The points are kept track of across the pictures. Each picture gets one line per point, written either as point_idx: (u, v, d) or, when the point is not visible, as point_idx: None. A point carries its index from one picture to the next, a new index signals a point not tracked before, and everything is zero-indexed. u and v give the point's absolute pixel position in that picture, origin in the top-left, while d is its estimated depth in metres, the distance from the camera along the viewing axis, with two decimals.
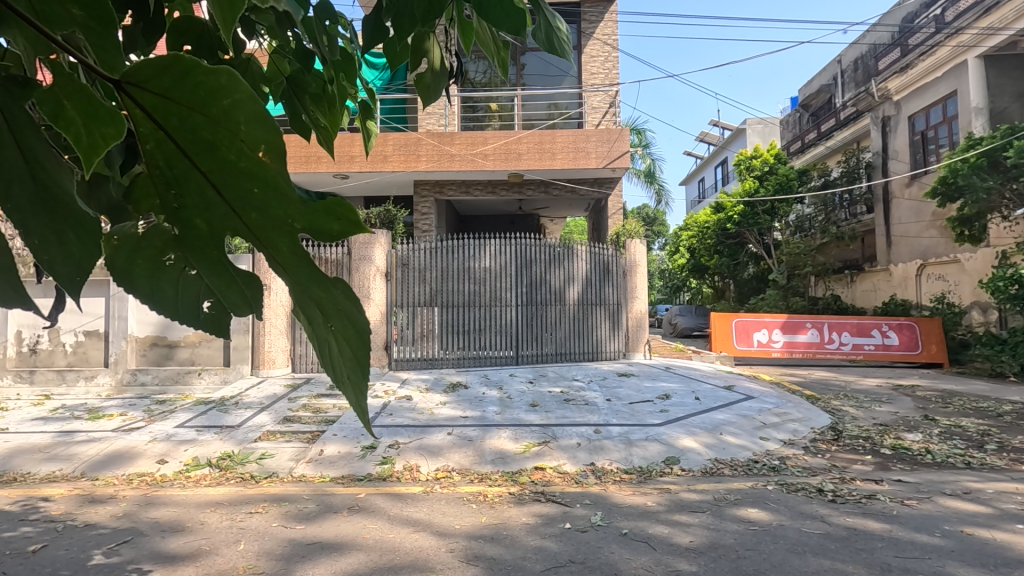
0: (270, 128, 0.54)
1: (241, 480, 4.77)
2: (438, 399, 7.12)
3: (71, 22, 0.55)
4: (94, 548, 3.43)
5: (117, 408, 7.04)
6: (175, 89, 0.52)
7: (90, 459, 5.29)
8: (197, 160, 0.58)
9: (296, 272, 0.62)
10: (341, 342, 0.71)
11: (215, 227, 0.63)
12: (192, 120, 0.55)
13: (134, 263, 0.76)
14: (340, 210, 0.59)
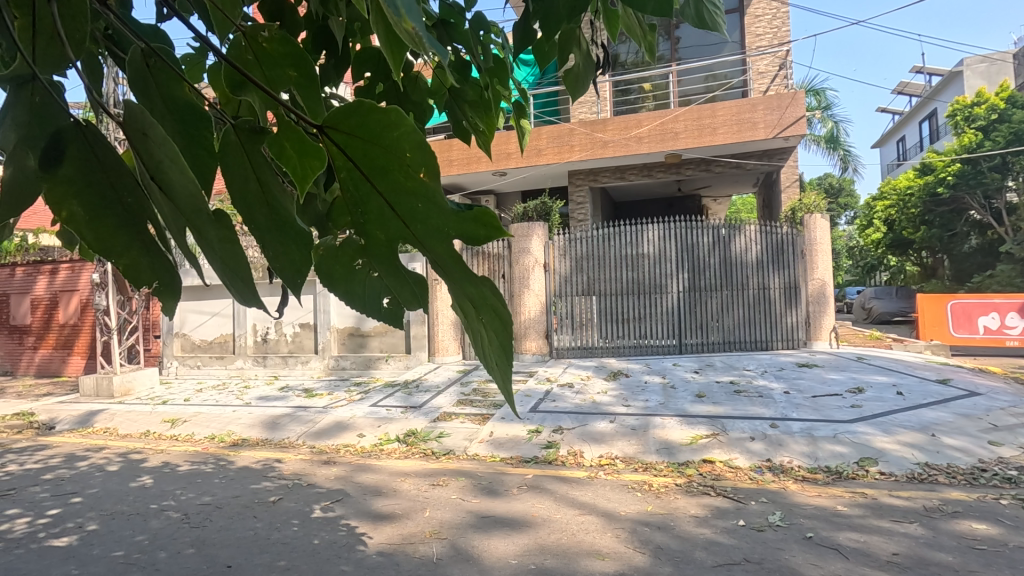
0: (428, 152, 0.62)
1: (424, 454, 5.34)
2: (601, 387, 7.15)
3: (288, 80, 0.80)
4: (315, 504, 4.12)
5: (325, 389, 8.31)
6: (362, 126, 0.62)
7: (311, 429, 6.35)
8: (376, 180, 0.66)
9: (456, 276, 0.68)
10: (492, 333, 0.76)
11: (393, 239, 0.70)
12: (370, 150, 0.64)
13: (333, 269, 0.89)
14: (485, 218, 0.64)
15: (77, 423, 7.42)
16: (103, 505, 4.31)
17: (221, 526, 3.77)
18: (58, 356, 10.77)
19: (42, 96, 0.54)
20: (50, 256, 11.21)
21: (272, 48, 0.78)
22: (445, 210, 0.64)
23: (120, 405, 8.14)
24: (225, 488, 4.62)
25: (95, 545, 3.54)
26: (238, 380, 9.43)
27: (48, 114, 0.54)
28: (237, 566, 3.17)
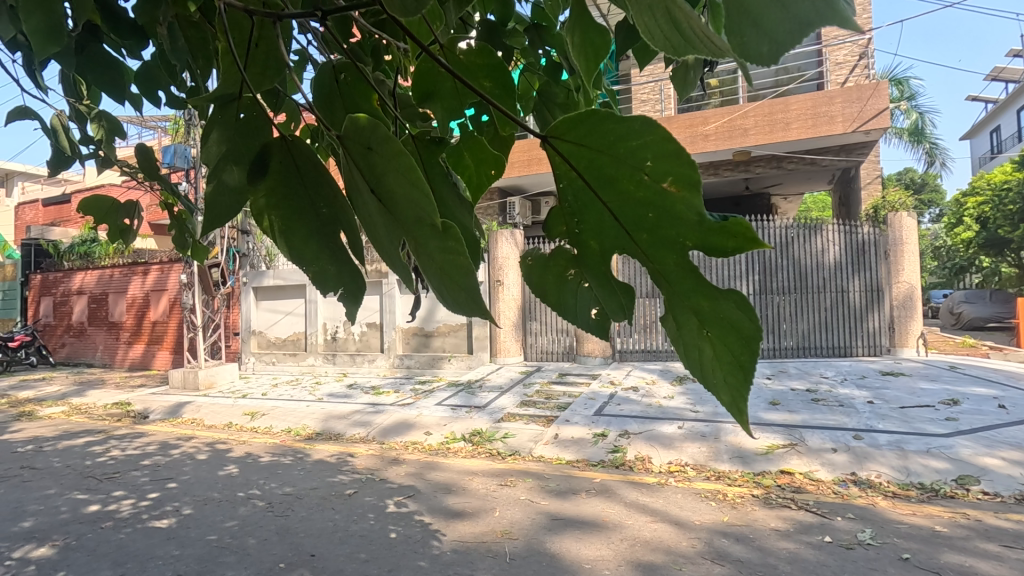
0: (678, 153, 0.44)
1: (490, 454, 5.39)
2: (667, 391, 6.97)
3: (483, 88, 0.95)
4: (388, 499, 4.24)
5: (391, 387, 8.54)
6: (592, 136, 0.48)
7: (380, 426, 6.55)
8: (601, 191, 0.50)
9: (693, 300, 0.47)
10: (719, 348, 0.49)
11: (612, 246, 0.54)
12: (600, 161, 0.49)
13: (546, 278, 0.77)
14: (738, 228, 0.42)
15: (169, 413, 8.00)
16: (195, 491, 4.62)
17: (303, 516, 3.95)
18: (150, 350, 11.65)
19: (247, 110, 0.55)
20: (143, 258, 12.15)
21: (470, 61, 0.92)
22: (685, 215, 0.45)
23: (205, 398, 8.70)
24: (303, 480, 4.83)
25: (191, 528, 3.79)
26: (310, 376, 9.86)
27: (255, 129, 0.55)
28: (319, 556, 3.31)
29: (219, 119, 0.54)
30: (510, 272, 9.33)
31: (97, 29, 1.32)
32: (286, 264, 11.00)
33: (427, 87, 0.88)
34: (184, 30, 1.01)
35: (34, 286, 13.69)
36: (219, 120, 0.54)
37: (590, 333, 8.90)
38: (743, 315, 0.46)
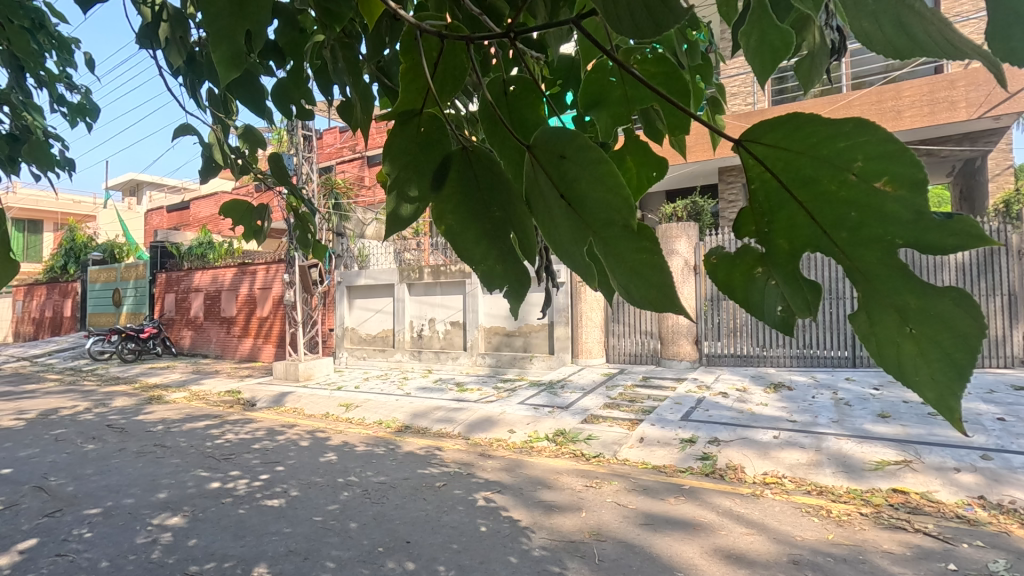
0: (894, 152, 0.43)
1: (574, 455, 5.37)
2: (760, 398, 6.63)
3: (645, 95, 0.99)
4: (476, 493, 4.36)
5: (475, 384, 8.74)
6: (791, 137, 0.46)
7: (464, 422, 6.73)
8: (797, 192, 0.47)
9: (902, 295, 0.44)
10: (931, 355, 0.46)
11: (807, 245, 0.49)
12: (798, 163, 0.47)
13: (732, 276, 0.63)
14: (959, 228, 0.41)
15: (273, 402, 8.66)
16: (300, 475, 4.97)
17: (398, 505, 4.15)
18: (256, 343, 12.67)
19: (424, 125, 0.53)
20: (250, 259, 13.25)
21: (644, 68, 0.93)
22: (897, 214, 0.43)
23: (305, 388, 9.35)
24: (396, 470, 5.07)
25: (299, 509, 4.10)
26: (398, 371, 10.30)
27: (434, 140, 0.52)
28: (414, 542, 3.47)
29: (401, 134, 0.53)
30: None
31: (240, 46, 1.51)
32: (376, 264, 11.59)
33: (594, 95, 0.80)
34: (340, 52, 1.09)
35: (160, 283, 15.31)
36: (403, 136, 0.53)
37: (676, 336, 8.66)
38: (958, 333, 0.44)
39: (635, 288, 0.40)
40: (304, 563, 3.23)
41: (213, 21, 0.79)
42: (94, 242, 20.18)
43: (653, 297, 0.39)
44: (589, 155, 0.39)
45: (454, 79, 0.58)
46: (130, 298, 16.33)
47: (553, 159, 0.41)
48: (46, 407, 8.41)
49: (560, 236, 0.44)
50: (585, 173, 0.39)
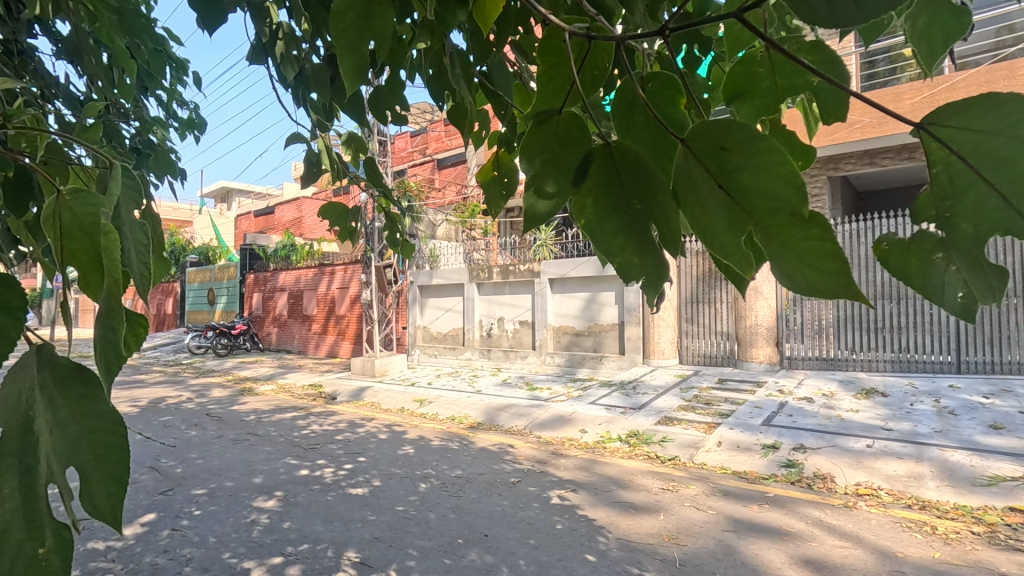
0: None
1: (648, 457, 5.26)
2: (850, 405, 6.21)
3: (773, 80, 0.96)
4: (551, 490, 4.37)
5: (545, 383, 8.76)
6: (985, 118, 0.44)
7: (535, 420, 6.78)
8: (988, 174, 0.45)
9: None
10: None
11: (995, 229, 0.46)
12: (990, 144, 0.45)
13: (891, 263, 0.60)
14: None
15: (352, 396, 9.08)
16: (381, 466, 5.19)
17: (474, 499, 4.24)
18: (335, 340, 13.33)
19: (562, 124, 0.55)
20: (329, 260, 13.95)
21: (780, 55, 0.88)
22: None
23: (381, 383, 9.74)
24: (471, 465, 5.18)
25: (381, 498, 4.28)
26: (468, 368, 10.49)
27: (579, 138, 0.54)
28: (492, 536, 3.53)
29: (538, 133, 0.56)
30: None
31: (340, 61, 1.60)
32: (447, 264, 11.87)
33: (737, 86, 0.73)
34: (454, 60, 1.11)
35: (249, 283, 16.43)
36: (540, 136, 0.56)
37: (755, 337, 8.31)
38: None
39: (805, 278, 0.41)
40: (389, 550, 3.37)
41: (341, 37, 0.78)
42: (191, 245, 21.96)
43: (824, 286, 0.40)
44: (757, 143, 0.40)
45: (593, 79, 0.61)
46: (223, 297, 17.65)
47: (712, 149, 0.43)
48: (155, 396, 9.25)
49: (714, 227, 0.46)
50: (749, 163, 0.41)
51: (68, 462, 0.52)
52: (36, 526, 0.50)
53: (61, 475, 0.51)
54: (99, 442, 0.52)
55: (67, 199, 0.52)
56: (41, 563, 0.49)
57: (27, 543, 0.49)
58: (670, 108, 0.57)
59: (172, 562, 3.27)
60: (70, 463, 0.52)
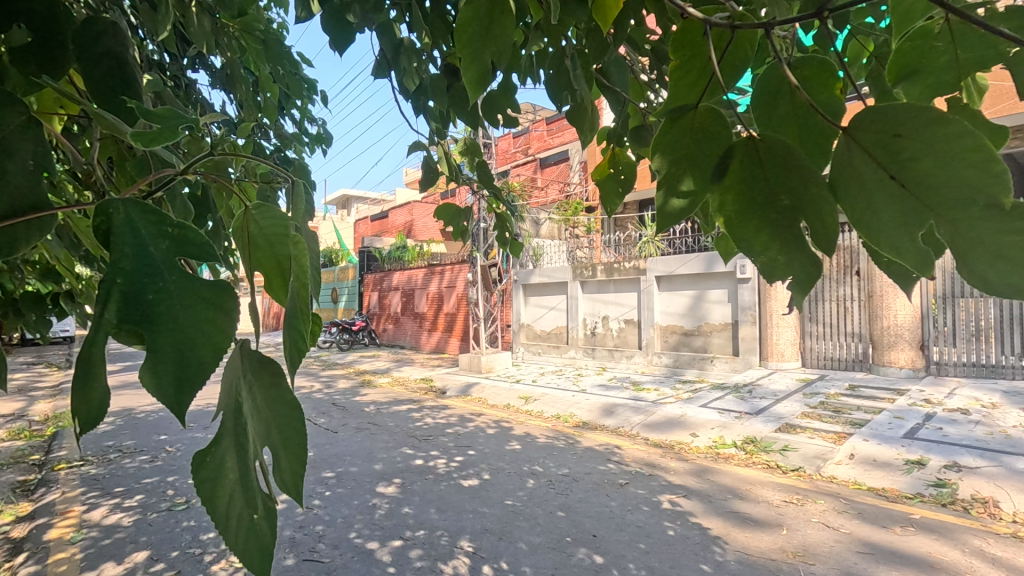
0: None
1: (767, 466, 4.92)
2: (1017, 419, 5.36)
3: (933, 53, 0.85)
4: (661, 495, 4.24)
5: (653, 383, 8.49)
6: None
7: (643, 421, 6.62)
8: None
9: None
10: None
11: None
12: None
13: None
14: None
15: (461, 391, 9.42)
16: (489, 460, 5.34)
17: (581, 498, 4.23)
18: (444, 337, 13.88)
19: (701, 119, 0.53)
20: (438, 260, 14.58)
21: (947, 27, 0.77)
22: None
23: (488, 379, 10.01)
24: (577, 463, 5.16)
25: (491, 491, 4.40)
26: (572, 366, 10.43)
27: (715, 135, 0.52)
28: (601, 537, 3.50)
29: (672, 128, 0.53)
30: None
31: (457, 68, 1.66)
32: (550, 262, 11.91)
33: (905, 65, 0.64)
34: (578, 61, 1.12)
35: (367, 283, 17.63)
36: (674, 131, 0.53)
37: (894, 340, 7.47)
38: None
39: (999, 272, 0.38)
40: (499, 542, 3.46)
41: (466, 49, 0.79)
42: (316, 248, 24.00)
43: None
44: (944, 127, 0.39)
45: (732, 70, 0.58)
46: (345, 296, 19.09)
47: (883, 138, 0.42)
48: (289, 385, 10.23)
49: (881, 220, 0.43)
50: (933, 150, 0.39)
51: (265, 441, 0.59)
52: (251, 495, 0.55)
53: (263, 453, 0.58)
54: (288, 427, 0.59)
55: (252, 212, 0.59)
56: (256, 528, 0.54)
57: (244, 511, 0.54)
58: (824, 96, 0.54)
59: (308, 537, 3.58)
60: (265, 442, 0.59)
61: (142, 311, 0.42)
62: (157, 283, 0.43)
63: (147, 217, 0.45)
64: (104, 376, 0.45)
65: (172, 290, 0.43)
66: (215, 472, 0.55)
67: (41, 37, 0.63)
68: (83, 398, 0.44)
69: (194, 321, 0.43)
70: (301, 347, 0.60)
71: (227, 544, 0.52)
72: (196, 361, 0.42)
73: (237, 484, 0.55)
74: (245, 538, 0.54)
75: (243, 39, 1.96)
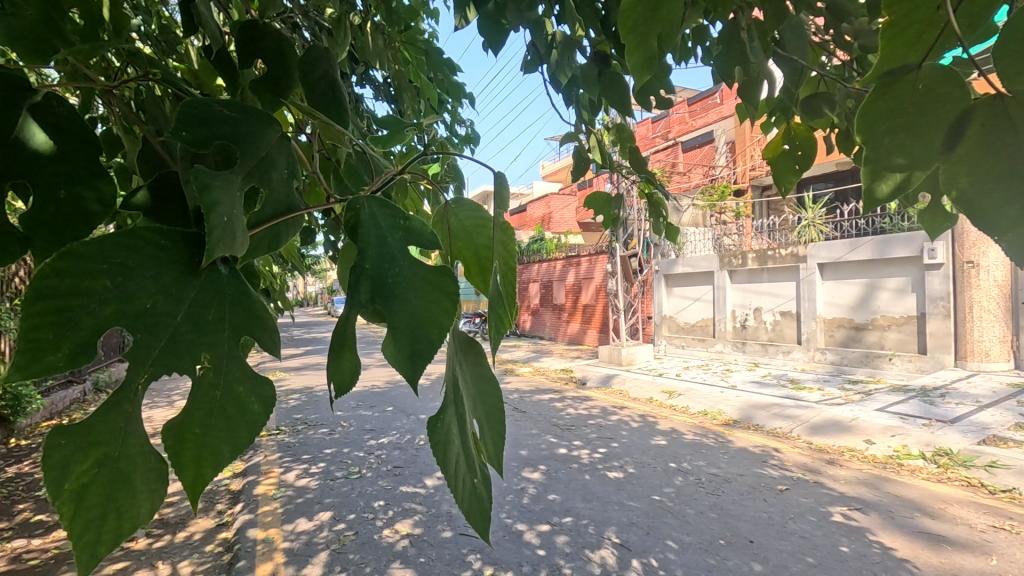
0: None
1: (966, 484, 4.20)
2: None
3: None
4: (830, 506, 3.84)
5: (815, 382, 7.68)
6: None
7: (805, 423, 6.03)
8: None
9: None
10: None
11: None
12: None
13: None
14: None
15: (601, 383, 9.36)
16: (633, 454, 5.24)
17: (735, 500, 3.98)
18: (583, 328, 13.88)
19: (925, 80, 0.45)
20: (576, 251, 14.59)
21: None
22: None
23: (628, 372, 9.83)
24: (730, 464, 4.86)
25: (637, 485, 4.33)
26: (720, 361, 9.82)
27: (943, 99, 0.45)
28: (759, 544, 3.27)
29: (889, 93, 0.46)
30: (989, 250, 7.13)
31: (607, 55, 1.64)
32: (694, 251, 11.31)
33: None
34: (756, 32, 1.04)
35: None
36: (891, 97, 0.46)
37: None
38: None
39: None
40: (647, 538, 3.39)
41: (632, 32, 0.78)
42: None
43: None
44: None
45: (970, 19, 0.49)
46: None
47: None
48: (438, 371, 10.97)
49: None
50: None
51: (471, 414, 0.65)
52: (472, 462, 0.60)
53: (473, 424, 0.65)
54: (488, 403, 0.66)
55: (452, 206, 0.66)
56: (477, 491, 0.60)
57: (466, 475, 0.61)
58: None
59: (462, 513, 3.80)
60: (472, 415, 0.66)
61: (385, 293, 0.48)
62: (395, 269, 0.48)
63: (386, 214, 0.51)
64: (355, 350, 0.52)
65: (408, 274, 0.48)
66: (446, 440, 0.60)
67: (273, 68, 0.73)
68: (340, 368, 0.52)
69: (425, 302, 0.48)
70: (504, 324, 0.65)
71: (458, 501, 0.58)
72: (427, 338, 0.46)
73: (463, 453, 0.61)
74: (469, 499, 0.60)
75: (407, 51, 2.14)
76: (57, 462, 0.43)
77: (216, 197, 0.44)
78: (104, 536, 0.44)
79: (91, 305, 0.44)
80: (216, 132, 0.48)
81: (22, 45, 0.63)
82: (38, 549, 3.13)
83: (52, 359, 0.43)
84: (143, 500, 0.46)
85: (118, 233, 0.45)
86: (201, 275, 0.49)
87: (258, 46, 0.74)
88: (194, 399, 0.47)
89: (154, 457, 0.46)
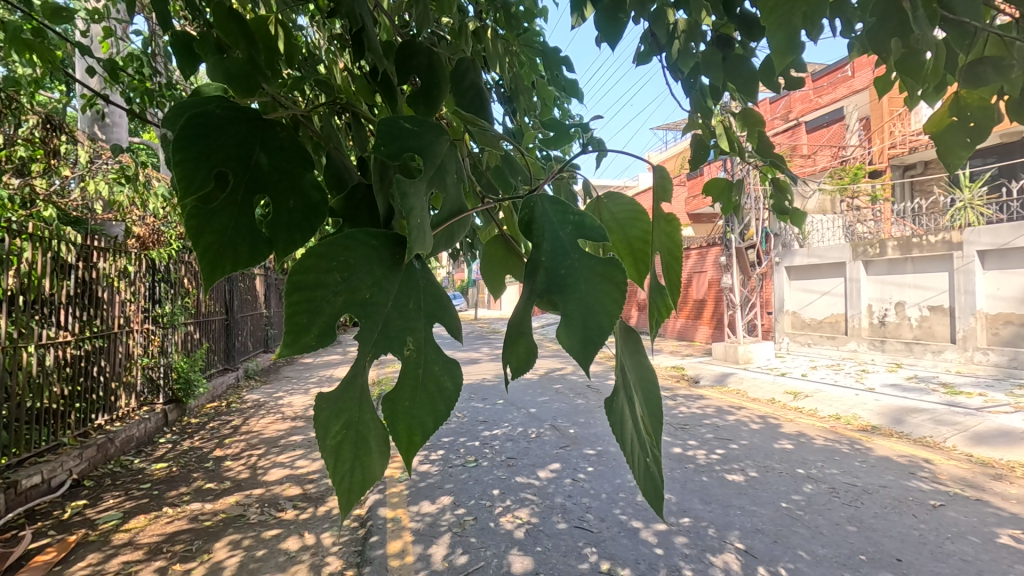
0: None
1: None
2: None
3: None
4: (997, 527, 3.38)
5: (974, 387, 6.74)
6: None
7: (962, 432, 5.32)
8: None
9: None
10: None
11: None
12: None
13: None
14: None
15: (716, 382, 8.91)
16: (755, 457, 4.94)
17: (877, 513, 3.62)
18: (694, 324, 13.29)
19: None
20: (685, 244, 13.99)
21: None
22: None
23: (746, 370, 9.25)
24: (869, 473, 4.42)
25: (761, 490, 4.08)
26: (854, 361, 8.93)
27: None
28: (910, 564, 2.96)
29: None
30: None
31: (730, 38, 1.57)
32: (821, 241, 10.38)
33: None
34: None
35: None
36: None
37: None
38: None
39: None
40: (775, 546, 3.20)
41: (776, 18, 0.75)
42: None
43: None
44: None
45: None
46: None
47: None
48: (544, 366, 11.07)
49: None
50: None
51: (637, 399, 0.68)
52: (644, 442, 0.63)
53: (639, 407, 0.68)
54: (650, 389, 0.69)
55: (603, 201, 0.69)
56: (650, 469, 0.63)
57: (638, 453, 0.63)
58: None
59: (576, 506, 3.82)
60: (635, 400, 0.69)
61: (557, 283, 0.52)
62: (567, 261, 0.52)
63: (558, 211, 0.55)
64: (530, 332, 0.59)
65: (579, 266, 0.52)
66: (621, 419, 0.64)
67: (426, 82, 0.81)
68: (517, 350, 0.59)
69: (595, 291, 0.51)
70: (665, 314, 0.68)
71: (636, 477, 0.61)
72: (598, 325, 0.50)
73: (636, 435, 0.64)
74: (643, 475, 0.63)
75: (522, 54, 2.17)
76: (321, 424, 0.53)
77: (411, 203, 0.50)
78: (354, 486, 0.54)
79: (329, 296, 0.51)
80: (405, 145, 0.55)
81: (236, 84, 0.75)
82: (210, 512, 3.64)
83: (308, 340, 0.50)
84: (379, 460, 0.55)
85: (342, 234, 0.52)
86: (402, 270, 0.55)
87: (412, 64, 0.82)
88: (404, 376, 0.56)
89: (380, 424, 0.55)
